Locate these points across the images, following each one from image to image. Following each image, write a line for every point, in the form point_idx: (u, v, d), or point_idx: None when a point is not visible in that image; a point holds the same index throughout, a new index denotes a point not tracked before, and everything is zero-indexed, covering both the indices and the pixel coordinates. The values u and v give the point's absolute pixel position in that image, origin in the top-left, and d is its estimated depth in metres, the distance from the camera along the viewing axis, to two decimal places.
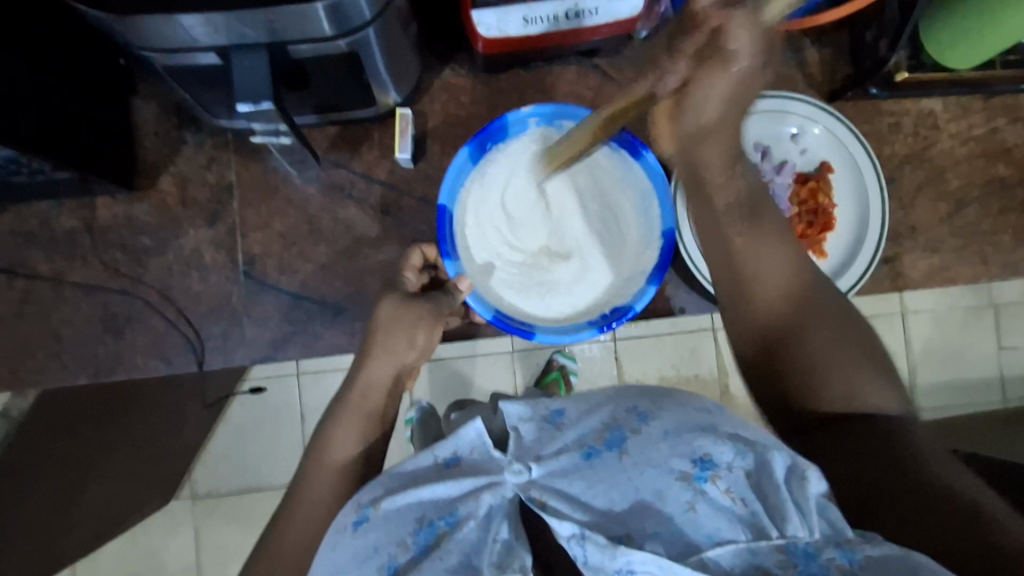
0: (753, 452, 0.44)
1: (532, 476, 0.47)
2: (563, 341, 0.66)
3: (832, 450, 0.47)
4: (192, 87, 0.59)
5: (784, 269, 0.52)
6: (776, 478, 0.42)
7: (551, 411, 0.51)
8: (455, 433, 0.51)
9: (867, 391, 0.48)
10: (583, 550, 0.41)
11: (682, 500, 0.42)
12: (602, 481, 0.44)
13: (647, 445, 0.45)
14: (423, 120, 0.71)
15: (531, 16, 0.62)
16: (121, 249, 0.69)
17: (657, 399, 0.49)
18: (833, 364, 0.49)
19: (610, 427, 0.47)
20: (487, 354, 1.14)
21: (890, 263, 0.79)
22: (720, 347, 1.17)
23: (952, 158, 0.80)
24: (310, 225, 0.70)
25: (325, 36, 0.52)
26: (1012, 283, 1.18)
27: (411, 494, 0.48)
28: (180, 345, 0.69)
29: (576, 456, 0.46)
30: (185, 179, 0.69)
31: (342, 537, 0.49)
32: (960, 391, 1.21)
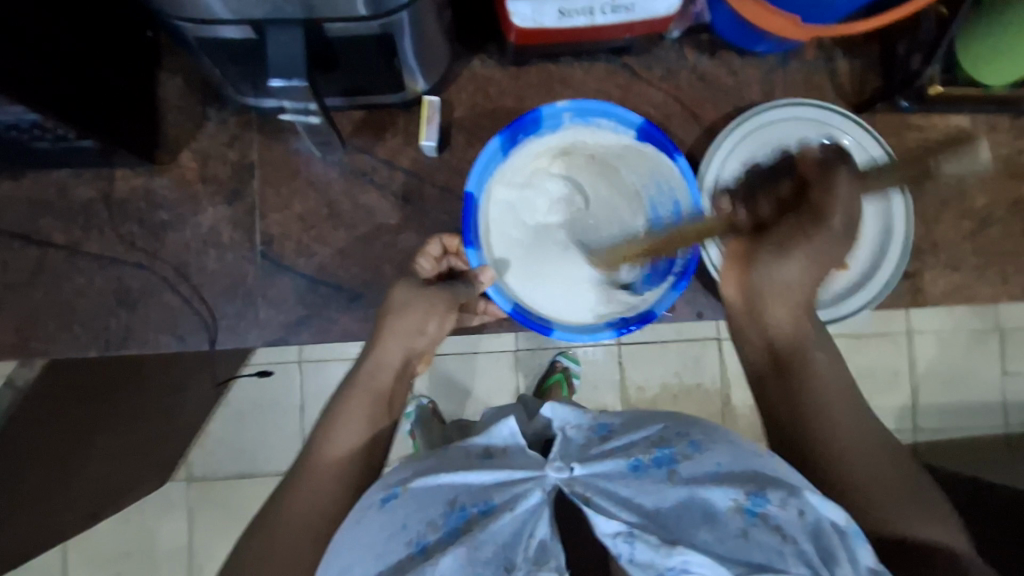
0: (800, 492, 0.44)
1: (574, 473, 0.46)
2: (580, 338, 0.66)
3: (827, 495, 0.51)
4: (221, 62, 0.59)
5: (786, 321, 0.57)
6: (825, 523, 0.42)
7: (599, 422, 0.51)
8: (488, 430, 0.52)
9: (898, 509, 0.48)
10: (631, 547, 0.41)
11: (734, 521, 0.42)
12: (651, 489, 0.44)
13: (695, 468, 0.45)
14: (449, 109, 0.71)
15: (567, 9, 0.60)
16: (139, 223, 0.68)
17: (709, 431, 0.48)
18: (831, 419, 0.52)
19: (658, 444, 0.47)
20: (489, 352, 1.13)
21: (911, 279, 0.79)
22: (725, 357, 1.17)
23: (978, 176, 0.79)
24: (330, 209, 0.70)
25: (361, 16, 0.51)
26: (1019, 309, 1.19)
27: (444, 478, 0.47)
28: (193, 321, 0.68)
29: (622, 464, 0.46)
30: (206, 156, 0.69)
31: (368, 513, 0.48)
32: (965, 415, 1.19)
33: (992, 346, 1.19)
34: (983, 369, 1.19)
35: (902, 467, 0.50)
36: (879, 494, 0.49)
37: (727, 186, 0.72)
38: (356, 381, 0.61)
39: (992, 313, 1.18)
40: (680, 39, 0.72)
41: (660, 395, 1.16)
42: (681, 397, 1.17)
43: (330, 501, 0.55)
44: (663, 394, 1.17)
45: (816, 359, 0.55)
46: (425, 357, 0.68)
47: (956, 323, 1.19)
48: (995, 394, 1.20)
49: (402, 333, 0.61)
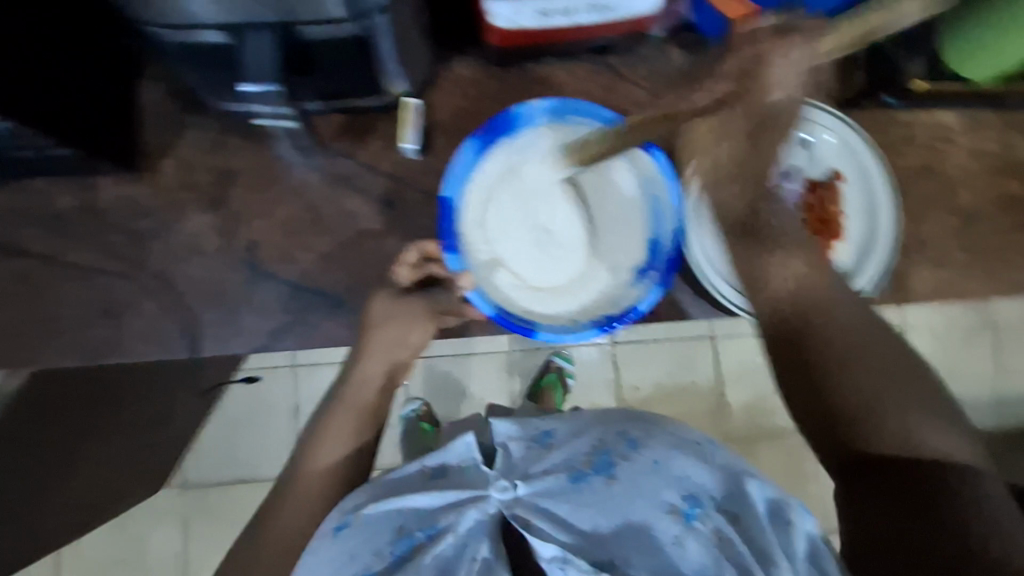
0: (736, 489, 0.49)
1: (517, 493, 0.49)
2: (564, 340, 0.65)
3: (883, 490, 0.50)
4: (199, 67, 0.58)
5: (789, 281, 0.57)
6: (760, 519, 0.48)
7: (540, 432, 0.56)
8: (444, 447, 0.55)
9: (926, 435, 0.51)
10: (565, 572, 0.44)
11: (670, 532, 0.45)
12: (588, 506, 0.47)
13: (633, 471, 0.49)
14: (432, 112, 0.70)
15: (548, 8, 0.60)
16: (119, 231, 0.68)
17: (646, 428, 0.53)
18: (892, 404, 0.52)
19: (598, 450, 0.51)
20: (483, 355, 1.12)
21: (898, 276, 0.79)
22: (719, 356, 1.16)
23: (964, 172, 0.79)
24: (313, 215, 0.69)
25: (337, 19, 0.50)
26: (1013, 304, 1.19)
27: (395, 504, 0.50)
28: (174, 331, 0.67)
29: (564, 479, 0.49)
30: (187, 162, 0.68)
31: (322, 542, 0.50)
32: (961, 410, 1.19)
33: (987, 341, 1.19)
34: (978, 364, 1.19)
35: (921, 389, 0.53)
36: (902, 434, 0.51)
37: None
38: (343, 398, 0.63)
39: (986, 308, 1.18)
40: (664, 38, 0.72)
41: (654, 394, 1.16)
42: (675, 396, 1.16)
43: (312, 510, 0.55)
44: (657, 393, 1.16)
45: (817, 331, 0.55)
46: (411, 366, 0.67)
47: (951, 318, 1.19)
48: (989, 389, 1.20)
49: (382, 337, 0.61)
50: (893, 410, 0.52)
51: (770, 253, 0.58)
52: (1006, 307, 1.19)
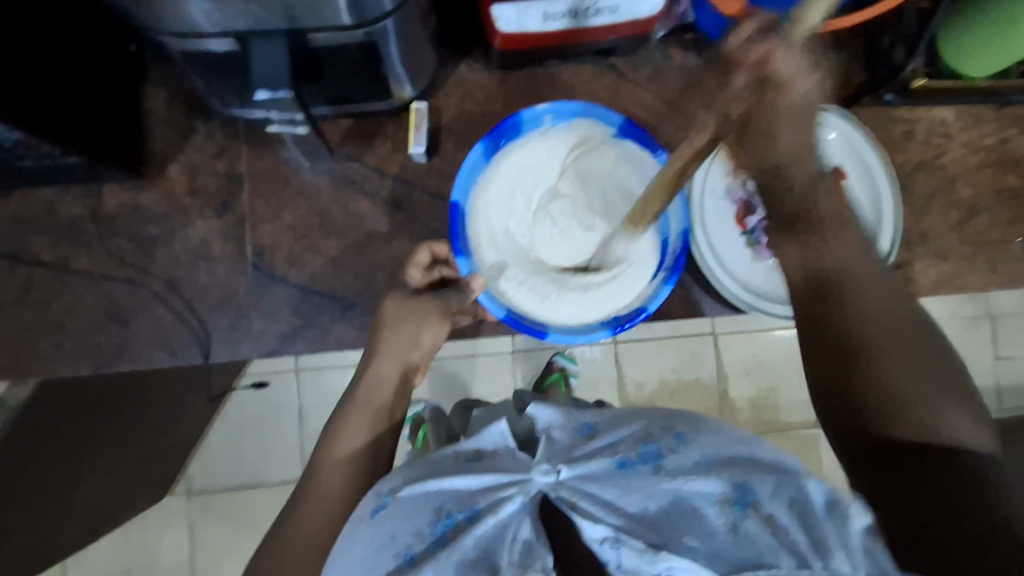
0: (793, 481, 0.43)
1: (561, 477, 0.45)
2: (575, 340, 0.66)
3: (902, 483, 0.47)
4: (207, 75, 0.58)
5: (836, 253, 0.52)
6: (821, 511, 0.42)
7: (583, 423, 0.51)
8: (478, 433, 0.51)
9: (943, 422, 0.48)
10: (617, 552, 0.41)
11: (721, 520, 0.41)
12: (636, 491, 0.43)
13: (682, 462, 0.44)
14: (438, 115, 0.71)
15: (551, 12, 0.61)
16: (129, 238, 0.68)
17: (694, 424, 0.48)
18: (918, 394, 0.48)
19: (644, 440, 0.47)
20: (488, 355, 1.13)
21: (901, 270, 0.80)
22: (722, 352, 1.17)
23: (963, 166, 0.80)
24: (321, 218, 0.69)
25: (345, 26, 0.51)
26: (1010, 295, 1.20)
27: (431, 484, 0.47)
28: (185, 336, 0.68)
29: (609, 464, 0.45)
30: (194, 169, 0.68)
31: (360, 525, 0.47)
32: None
33: (985, 331, 1.21)
34: (978, 355, 1.21)
35: (947, 379, 0.49)
36: (925, 423, 0.48)
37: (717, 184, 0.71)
38: (355, 399, 0.60)
39: (983, 299, 1.20)
40: (665, 39, 0.72)
41: (660, 391, 1.17)
42: (681, 393, 1.17)
43: (329, 512, 0.55)
44: (662, 390, 1.17)
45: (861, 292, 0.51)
46: (423, 368, 0.65)
47: (950, 310, 1.20)
48: (989, 379, 1.21)
49: (388, 340, 0.61)
50: (920, 399, 0.48)
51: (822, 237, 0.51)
52: (1003, 297, 1.20)
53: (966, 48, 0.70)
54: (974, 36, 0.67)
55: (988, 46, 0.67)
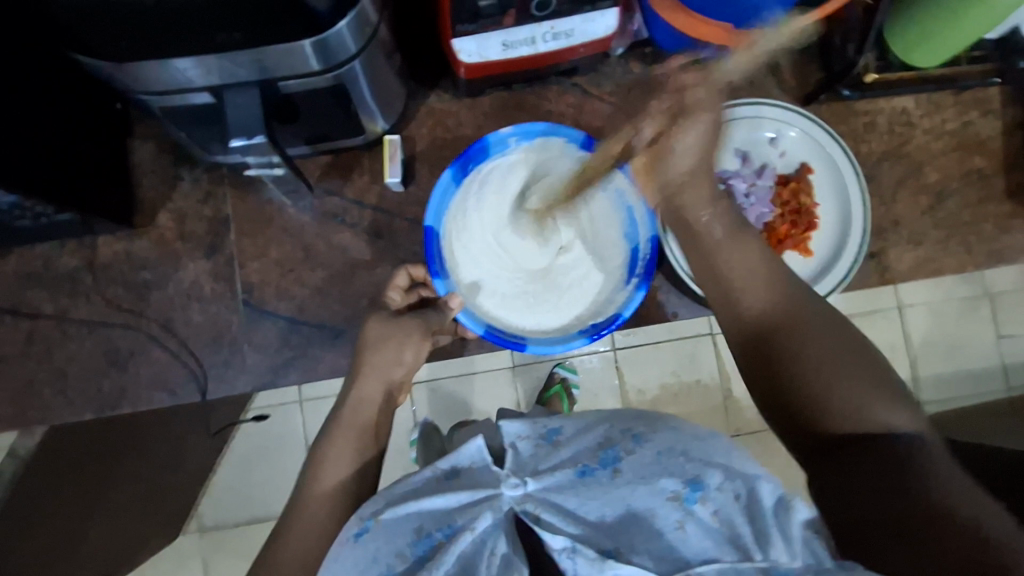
0: (743, 480, 0.44)
1: (528, 489, 0.47)
2: (552, 351, 0.67)
3: (837, 482, 0.42)
4: (187, 126, 0.62)
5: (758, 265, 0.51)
6: (764, 505, 0.42)
7: (549, 429, 0.53)
8: (456, 449, 0.52)
9: (876, 410, 0.43)
10: (574, 563, 0.42)
11: (671, 518, 0.42)
12: (594, 498, 0.45)
13: (639, 465, 0.46)
14: (411, 145, 0.74)
15: (510, 41, 0.64)
16: (124, 285, 0.71)
17: (652, 422, 0.50)
18: (837, 381, 0.44)
19: (604, 446, 0.48)
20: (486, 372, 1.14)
21: (875, 258, 0.81)
22: (720, 352, 1.18)
23: (929, 153, 0.82)
24: (306, 251, 0.72)
25: (314, 71, 0.54)
26: (1005, 273, 1.20)
27: (412, 506, 0.48)
28: (183, 375, 0.70)
29: (571, 473, 0.47)
30: (182, 215, 0.71)
31: (344, 548, 0.48)
32: (961, 383, 1.22)
33: (983, 312, 1.20)
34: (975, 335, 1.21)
35: (873, 366, 0.45)
36: (849, 409, 0.43)
37: None
38: (339, 420, 0.58)
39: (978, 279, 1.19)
40: (625, 55, 0.76)
41: (660, 395, 1.18)
42: (681, 396, 1.18)
43: None
44: (663, 394, 1.18)
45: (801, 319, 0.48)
46: (407, 386, 0.65)
47: (945, 293, 1.20)
48: (992, 360, 1.23)
49: (370, 363, 0.60)
50: (844, 391, 0.44)
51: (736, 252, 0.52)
52: (998, 277, 1.20)
53: (911, 39, 0.73)
54: (919, 28, 0.71)
55: (926, 39, 0.71)
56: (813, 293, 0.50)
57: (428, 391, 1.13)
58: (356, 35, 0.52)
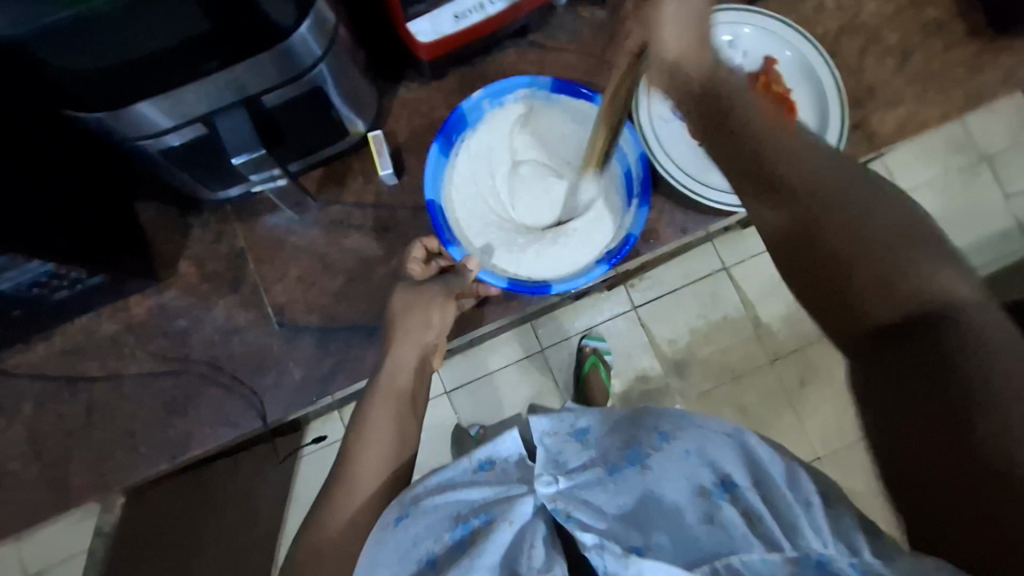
0: (757, 467, 0.47)
1: (559, 486, 0.50)
2: (577, 285, 0.69)
3: (886, 368, 0.43)
4: (187, 167, 0.65)
5: (800, 169, 0.48)
6: (786, 494, 0.44)
7: (577, 427, 0.56)
8: (492, 441, 0.57)
9: (916, 274, 0.43)
10: (603, 560, 0.44)
11: (699, 511, 0.45)
12: (623, 493, 0.48)
13: (667, 461, 0.48)
14: (394, 138, 0.77)
15: (460, 11, 0.67)
16: (163, 336, 0.74)
17: (676, 419, 0.52)
18: (880, 255, 0.44)
19: (630, 444, 0.51)
20: (519, 361, 1.19)
21: (859, 129, 0.83)
22: (738, 282, 1.20)
23: (882, 17, 0.84)
24: (323, 262, 0.75)
25: (287, 79, 0.57)
26: (994, 131, 1.22)
27: (450, 495, 0.53)
28: (240, 405, 0.73)
29: (600, 472, 0.50)
30: (201, 259, 0.75)
31: (383, 532, 0.51)
32: (985, 250, 1.21)
33: (984, 175, 1.22)
34: (982, 200, 1.22)
35: (910, 235, 0.45)
36: (889, 279, 0.44)
37: (660, 109, 0.73)
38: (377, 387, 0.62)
39: (970, 144, 1.21)
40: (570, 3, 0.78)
41: (692, 339, 1.20)
42: (712, 335, 1.20)
43: None
44: (694, 338, 1.20)
45: (840, 207, 0.46)
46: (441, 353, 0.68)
47: (942, 167, 1.22)
48: (1010, 219, 1.22)
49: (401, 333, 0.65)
50: (887, 261, 0.44)
51: (772, 161, 0.49)
52: (988, 137, 1.22)
53: None
54: None
55: None
56: (845, 166, 0.49)
57: (469, 390, 1.18)
58: (318, 37, 0.55)
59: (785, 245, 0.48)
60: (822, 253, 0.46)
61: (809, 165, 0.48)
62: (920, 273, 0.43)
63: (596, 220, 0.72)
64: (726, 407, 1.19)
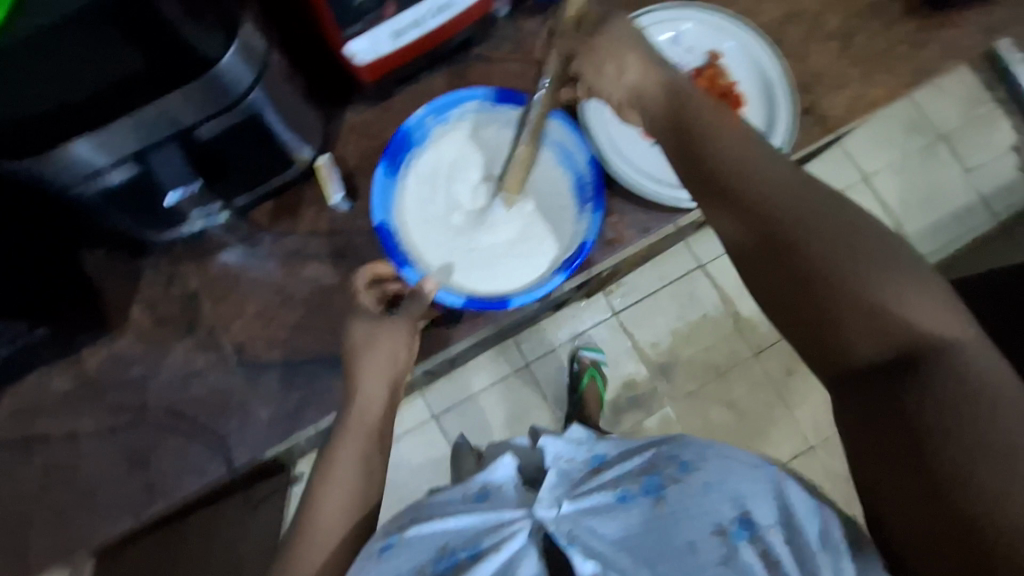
0: (782, 500, 0.48)
1: (562, 510, 0.52)
2: (534, 296, 0.68)
3: (877, 407, 0.44)
4: (129, 211, 0.63)
5: (779, 178, 0.49)
6: (810, 538, 0.47)
7: (589, 455, 0.58)
8: (489, 469, 0.58)
9: (903, 309, 0.43)
10: None
11: (715, 552, 0.46)
12: (633, 521, 0.49)
13: (682, 495, 0.49)
14: (344, 163, 0.76)
15: (398, 28, 0.66)
16: (119, 387, 0.71)
17: (699, 450, 0.52)
18: (873, 283, 0.44)
19: (648, 472, 0.52)
20: (505, 378, 1.18)
21: (811, 113, 0.83)
22: (716, 279, 1.20)
23: (821, 3, 0.85)
24: (280, 295, 0.73)
25: (220, 109, 0.56)
26: (946, 110, 1.27)
27: (437, 524, 0.53)
28: (204, 451, 0.70)
29: (610, 497, 0.52)
30: (153, 303, 0.72)
31: (366, 562, 0.51)
32: (952, 225, 1.24)
33: (942, 153, 1.26)
34: (944, 177, 1.25)
35: (898, 260, 0.45)
36: (880, 312, 0.43)
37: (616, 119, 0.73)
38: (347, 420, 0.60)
39: (926, 124, 1.26)
40: (511, 14, 0.78)
41: (674, 341, 1.20)
42: (694, 335, 1.20)
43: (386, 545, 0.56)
44: (677, 339, 1.20)
45: (818, 228, 0.46)
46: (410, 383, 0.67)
47: (902, 149, 1.26)
48: (972, 194, 1.25)
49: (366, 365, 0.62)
50: (879, 296, 0.43)
51: (741, 184, 0.49)
52: (942, 116, 1.27)
53: None
54: None
55: None
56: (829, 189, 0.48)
57: (456, 412, 1.16)
58: (247, 63, 0.55)
59: (755, 258, 0.48)
60: (806, 285, 0.45)
61: (784, 177, 0.48)
62: (895, 301, 0.43)
63: (553, 231, 0.71)
64: (714, 405, 1.18)
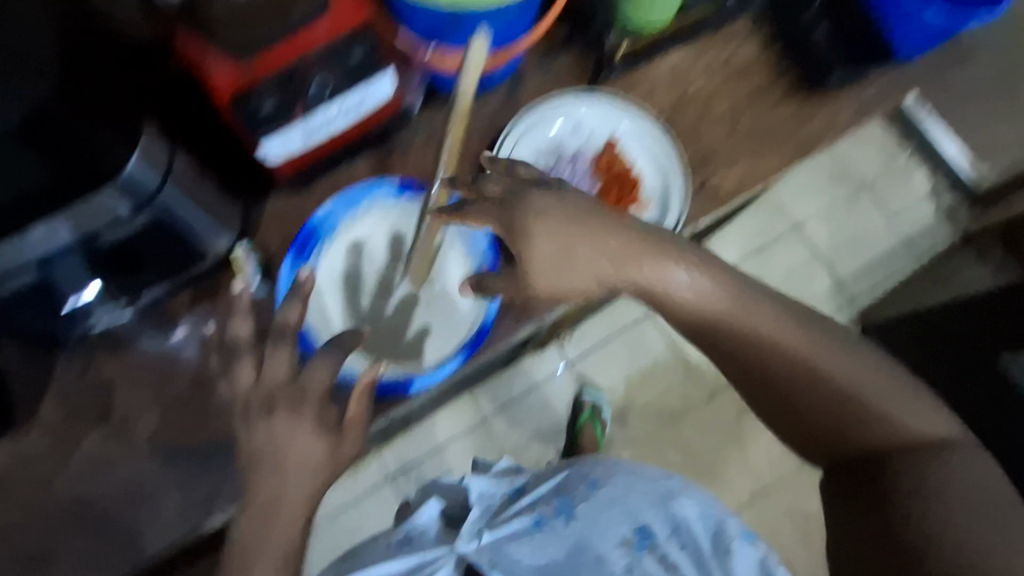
0: (679, 516, 0.65)
1: (480, 540, 0.64)
2: (434, 380, 0.75)
3: (846, 494, 0.70)
4: (32, 308, 0.64)
5: (781, 331, 0.68)
6: (708, 549, 0.63)
7: (514, 485, 0.74)
8: (412, 516, 0.70)
9: (898, 419, 0.68)
10: None
11: (620, 561, 0.62)
12: (545, 548, 0.63)
13: (591, 511, 0.65)
14: (263, 250, 0.79)
15: (309, 131, 0.71)
16: (24, 483, 0.70)
17: (607, 472, 0.70)
18: (865, 406, 0.68)
19: (561, 494, 0.69)
20: (465, 432, 1.29)
21: (704, 188, 0.91)
22: (660, 329, 1.35)
23: (709, 89, 0.94)
24: (197, 382, 0.74)
25: (125, 216, 0.59)
26: (864, 161, 1.48)
27: (358, 572, 0.64)
28: (113, 547, 0.70)
29: (527, 523, 0.66)
30: (64, 396, 0.73)
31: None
32: (877, 267, 1.46)
33: (862, 201, 1.48)
34: (863, 223, 1.48)
35: (895, 394, 0.69)
36: (847, 429, 0.69)
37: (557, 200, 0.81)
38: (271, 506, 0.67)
39: (850, 174, 1.48)
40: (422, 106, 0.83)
41: (628, 387, 1.34)
42: (647, 380, 1.34)
43: None
44: (630, 385, 1.34)
45: (828, 363, 0.68)
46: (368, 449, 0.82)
47: (828, 199, 1.47)
48: (886, 241, 1.47)
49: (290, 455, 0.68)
50: (856, 401, 0.68)
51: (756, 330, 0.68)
52: (862, 167, 1.48)
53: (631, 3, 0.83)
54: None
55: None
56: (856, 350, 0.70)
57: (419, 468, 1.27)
58: (152, 170, 0.58)
59: (750, 377, 0.72)
60: (792, 404, 0.70)
61: (793, 328, 0.69)
62: (881, 414, 0.68)
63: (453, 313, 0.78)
64: (665, 449, 1.32)
